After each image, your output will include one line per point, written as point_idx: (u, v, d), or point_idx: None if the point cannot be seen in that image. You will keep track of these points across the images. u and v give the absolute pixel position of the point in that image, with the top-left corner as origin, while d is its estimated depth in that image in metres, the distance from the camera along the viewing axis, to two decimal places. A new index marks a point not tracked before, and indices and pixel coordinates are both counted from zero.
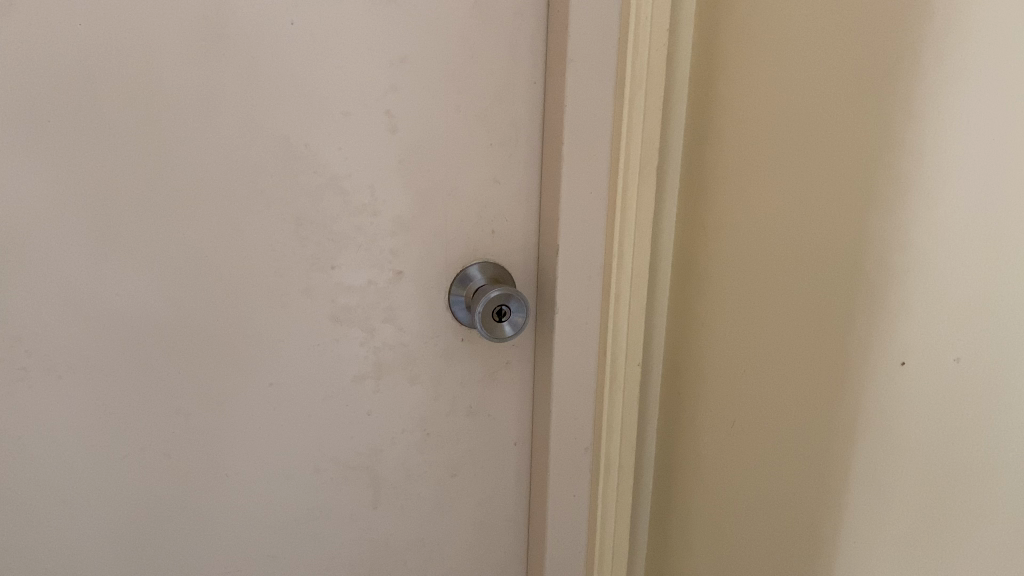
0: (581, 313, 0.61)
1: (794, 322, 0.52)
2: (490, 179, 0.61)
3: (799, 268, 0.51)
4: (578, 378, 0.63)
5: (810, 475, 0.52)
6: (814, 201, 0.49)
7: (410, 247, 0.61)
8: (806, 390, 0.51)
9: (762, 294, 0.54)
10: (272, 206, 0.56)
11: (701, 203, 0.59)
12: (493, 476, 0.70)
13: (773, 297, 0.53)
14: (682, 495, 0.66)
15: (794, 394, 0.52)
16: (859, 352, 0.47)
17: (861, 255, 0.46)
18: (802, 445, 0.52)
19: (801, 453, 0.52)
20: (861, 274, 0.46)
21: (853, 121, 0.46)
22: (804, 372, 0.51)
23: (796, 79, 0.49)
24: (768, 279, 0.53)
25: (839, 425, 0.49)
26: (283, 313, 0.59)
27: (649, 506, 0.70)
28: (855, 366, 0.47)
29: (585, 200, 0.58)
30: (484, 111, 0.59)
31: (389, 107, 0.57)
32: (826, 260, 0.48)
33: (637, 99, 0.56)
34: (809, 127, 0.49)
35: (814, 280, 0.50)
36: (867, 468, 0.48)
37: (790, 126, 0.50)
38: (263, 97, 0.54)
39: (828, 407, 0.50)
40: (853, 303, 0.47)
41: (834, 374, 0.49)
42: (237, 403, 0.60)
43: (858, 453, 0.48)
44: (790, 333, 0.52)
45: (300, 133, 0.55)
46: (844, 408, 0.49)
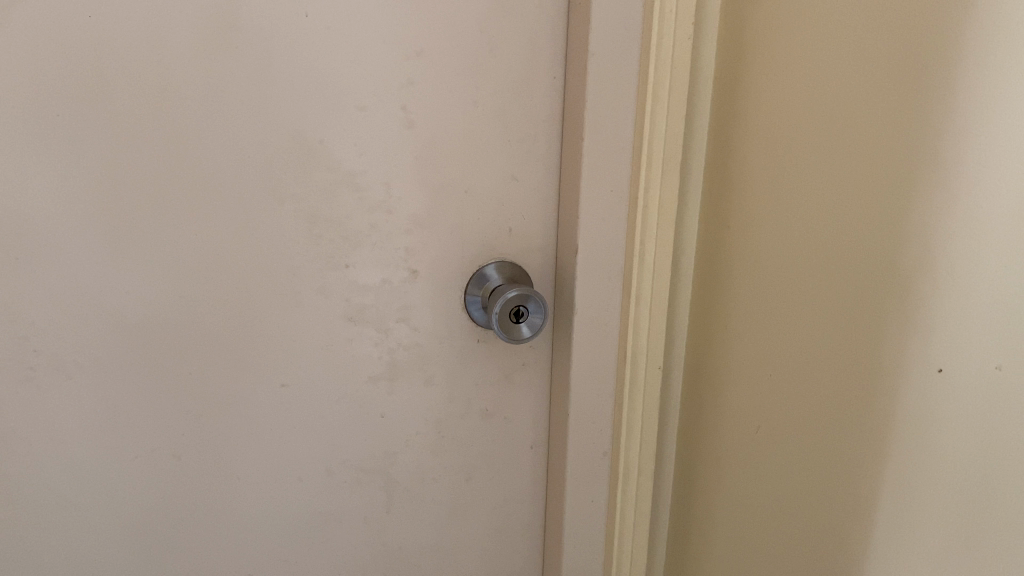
0: (601, 314, 0.60)
1: (822, 328, 0.50)
2: (508, 177, 0.59)
3: (827, 272, 0.49)
4: (596, 381, 0.62)
5: (838, 487, 0.50)
6: (844, 202, 0.47)
7: (426, 245, 0.59)
8: (834, 397, 0.49)
9: (789, 298, 0.52)
10: (285, 202, 0.55)
11: (725, 201, 0.57)
12: (510, 480, 0.68)
13: (800, 301, 0.51)
14: (703, 502, 0.64)
15: (821, 403, 0.51)
16: (893, 359, 0.45)
17: (894, 259, 0.44)
18: (830, 455, 0.50)
19: (829, 464, 0.50)
20: (894, 279, 0.44)
21: (887, 119, 0.44)
22: (832, 380, 0.49)
23: (826, 76, 0.47)
24: (795, 283, 0.51)
25: (872, 434, 0.47)
26: (296, 312, 0.58)
27: (669, 511, 0.69)
28: (887, 374, 0.46)
29: (605, 198, 0.57)
30: (503, 106, 0.57)
31: (404, 101, 0.55)
32: (857, 264, 0.47)
33: (660, 94, 0.54)
34: (839, 124, 0.47)
35: (843, 284, 0.48)
36: (900, 479, 0.46)
37: (819, 124, 0.48)
38: (276, 91, 0.52)
39: (858, 416, 0.48)
40: (886, 308, 0.45)
41: (864, 382, 0.47)
42: (248, 404, 0.59)
43: (890, 464, 0.46)
44: (818, 339, 0.50)
45: (313, 128, 0.54)
46: (876, 417, 0.47)
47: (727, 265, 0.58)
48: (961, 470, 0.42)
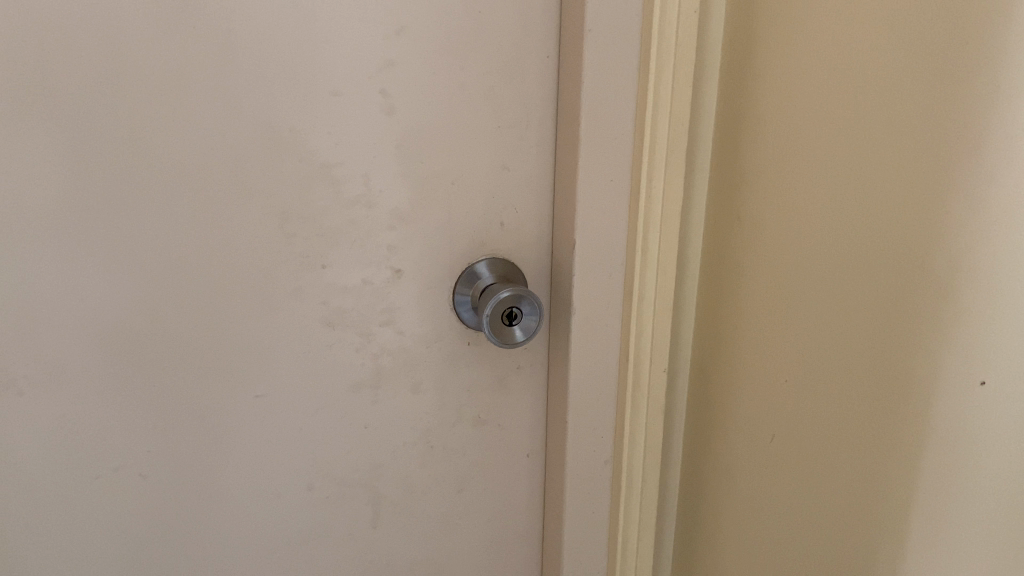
0: (601, 312, 0.56)
1: (842, 333, 0.45)
2: (498, 166, 0.55)
3: (848, 272, 0.44)
4: (596, 384, 0.58)
5: (862, 505, 0.46)
6: (867, 196, 0.42)
7: (410, 241, 0.54)
8: (855, 408, 0.45)
9: (806, 300, 0.47)
10: (254, 197, 0.50)
11: (734, 193, 0.53)
12: (505, 491, 0.63)
13: (817, 303, 0.47)
14: (712, 513, 0.60)
15: (841, 414, 0.46)
16: (926, 369, 0.41)
17: (925, 257, 0.40)
18: (852, 470, 0.46)
19: (851, 480, 0.46)
20: (925, 280, 0.40)
21: (918, 104, 0.39)
22: (854, 389, 0.45)
23: (848, 56, 0.42)
24: (812, 284, 0.47)
25: (902, 449, 0.43)
26: (270, 317, 0.53)
27: (676, 519, 0.64)
28: (916, 384, 0.41)
29: (604, 188, 0.52)
30: (491, 90, 0.53)
31: (383, 85, 0.50)
32: (882, 263, 0.42)
33: (664, 74, 0.49)
34: (863, 109, 0.42)
35: (868, 286, 0.43)
36: (934, 498, 0.42)
37: (839, 110, 0.43)
38: (242, 76, 0.47)
39: (884, 429, 0.44)
40: (916, 312, 0.41)
41: (891, 392, 0.43)
42: (220, 417, 0.54)
43: (923, 482, 0.42)
44: (838, 346, 0.46)
45: (283, 116, 0.49)
46: (904, 431, 0.42)
47: (736, 262, 0.53)
48: (1008, 492, 0.38)
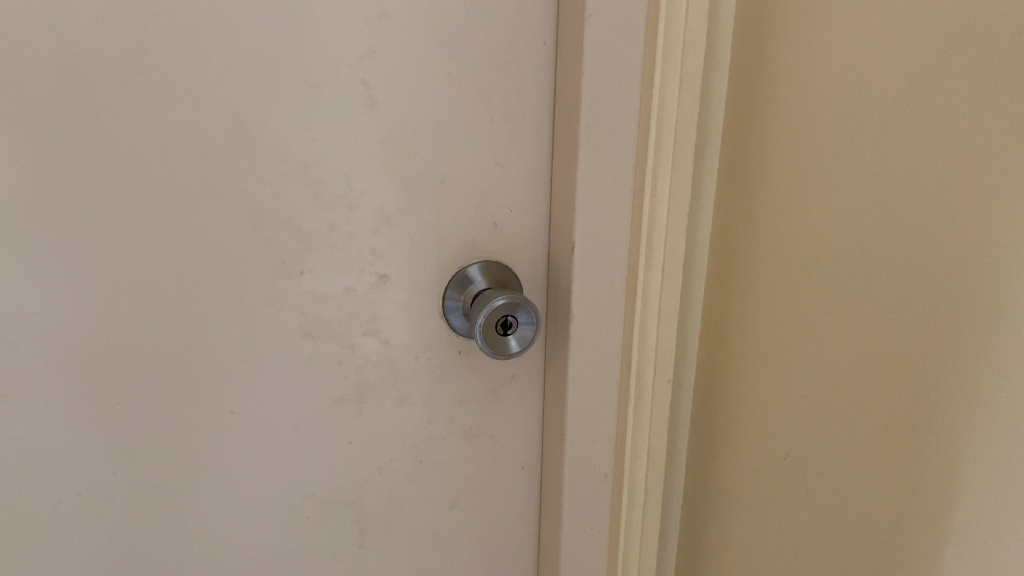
0: (602, 319, 0.52)
1: (866, 350, 0.42)
2: (491, 163, 0.51)
3: (879, 274, 0.40)
4: (596, 395, 0.54)
5: (893, 526, 0.42)
6: (903, 192, 0.38)
7: (396, 245, 0.50)
8: (884, 422, 0.41)
9: (829, 306, 0.44)
10: (226, 199, 0.46)
11: (745, 193, 0.49)
12: (499, 506, 0.60)
13: (843, 309, 0.43)
14: (717, 528, 0.57)
15: (868, 428, 0.42)
16: (963, 390, 0.37)
17: (971, 259, 0.36)
18: (881, 489, 0.42)
19: (880, 499, 0.43)
20: (969, 286, 0.36)
21: (960, 92, 0.35)
22: (878, 411, 0.42)
23: (880, 42, 0.39)
24: (838, 288, 0.43)
25: (935, 475, 0.39)
26: (244, 329, 0.49)
27: (678, 534, 0.61)
28: (954, 403, 0.38)
29: (606, 187, 0.49)
30: (482, 80, 0.48)
31: (365, 76, 0.46)
32: (921, 265, 0.38)
33: (671, 62, 0.46)
34: (898, 98, 0.38)
35: (897, 300, 0.40)
36: (971, 529, 0.38)
37: (870, 100, 0.39)
38: (211, 66, 0.43)
39: (918, 445, 0.40)
40: (958, 318, 0.37)
41: (926, 405, 0.39)
42: (191, 436, 0.50)
43: (959, 512, 0.39)
44: (860, 363, 0.42)
45: (255, 110, 0.44)
46: (940, 456, 0.39)
47: (747, 266, 0.49)
48: None
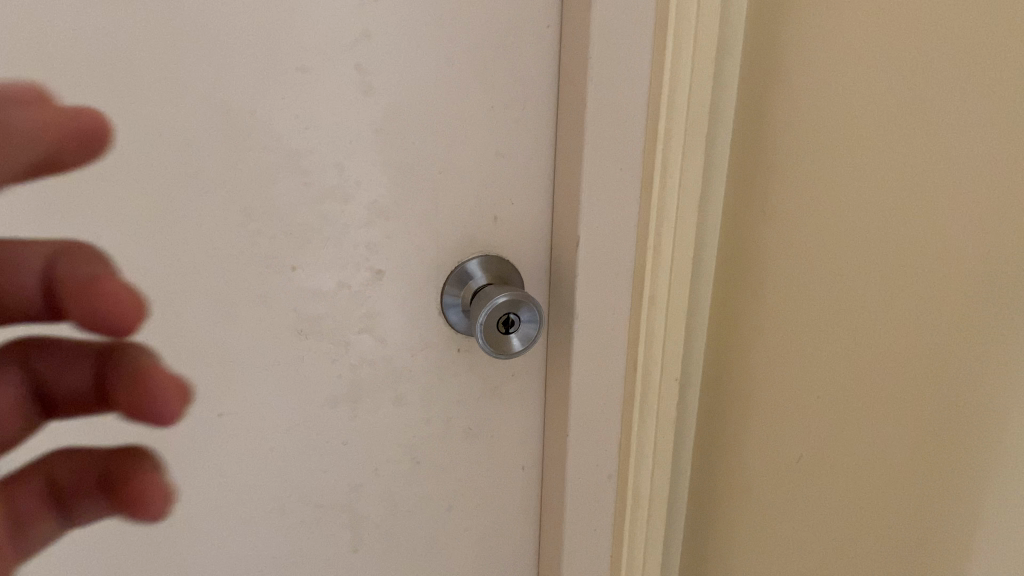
0: (607, 316, 0.50)
1: (889, 346, 0.40)
2: (491, 153, 0.48)
3: (916, 264, 0.38)
4: (600, 395, 0.52)
5: (929, 526, 0.40)
6: (943, 176, 0.37)
7: (392, 238, 0.48)
8: (918, 418, 0.40)
9: (860, 299, 0.42)
10: (211, 191, 0.43)
11: (758, 185, 0.47)
12: (498, 508, 0.58)
13: (874, 302, 0.41)
14: (724, 530, 0.55)
15: (900, 425, 0.41)
16: (992, 385, 0.36)
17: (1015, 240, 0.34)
18: (909, 487, 0.41)
19: (915, 499, 0.41)
20: (1001, 277, 0.34)
21: (1003, 70, 0.33)
22: (901, 409, 0.40)
23: (913, 22, 0.37)
24: (869, 280, 0.41)
25: (962, 474, 0.38)
26: (232, 328, 0.47)
27: (682, 536, 0.59)
28: (982, 400, 0.36)
29: (611, 177, 0.47)
30: (483, 65, 0.46)
31: (359, 60, 0.44)
32: (961, 253, 0.36)
33: (684, 47, 0.44)
34: (936, 80, 0.36)
35: (924, 295, 0.38)
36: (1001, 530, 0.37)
37: (904, 84, 0.38)
38: (198, 48, 0.41)
39: (955, 442, 0.38)
40: (1000, 305, 0.35)
41: (964, 396, 0.37)
42: (176, 440, 0.48)
43: (988, 511, 0.37)
44: (883, 359, 0.41)
45: (243, 95, 0.42)
46: (967, 454, 0.37)
47: (763, 261, 0.47)
48: None
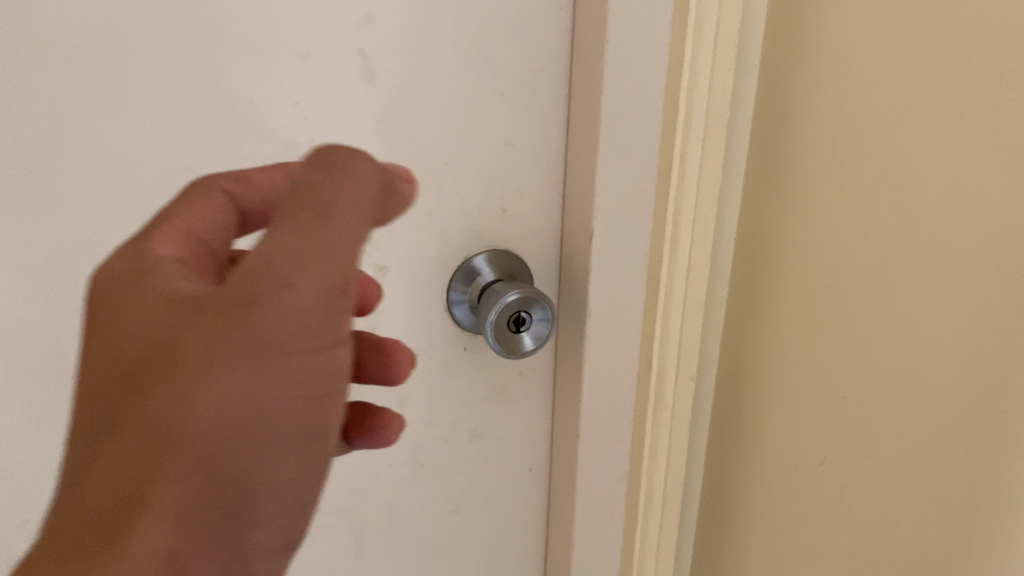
0: (620, 313, 0.48)
1: (919, 347, 0.38)
2: (500, 143, 0.46)
3: (944, 278, 0.36)
4: (612, 395, 0.50)
5: (944, 548, 0.39)
6: (976, 189, 0.34)
7: (396, 233, 0.46)
8: (946, 429, 0.38)
9: (889, 299, 0.39)
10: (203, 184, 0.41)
11: (779, 177, 0.45)
12: (505, 510, 0.56)
13: (900, 313, 0.39)
14: (738, 532, 0.53)
15: (921, 444, 0.39)
16: None
17: None
18: (938, 493, 0.39)
19: (931, 520, 0.39)
20: None
21: None
22: (932, 413, 0.38)
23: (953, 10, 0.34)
24: (896, 288, 0.39)
25: (995, 484, 0.35)
26: None
27: (694, 536, 0.58)
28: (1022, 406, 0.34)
29: (627, 168, 0.44)
30: (491, 50, 0.43)
31: (361, 45, 0.41)
32: (993, 268, 0.34)
33: (704, 31, 0.41)
34: (974, 65, 0.34)
35: (960, 294, 0.36)
36: None
37: (942, 73, 0.35)
38: (189, 33, 0.38)
39: (982, 456, 0.36)
40: None
41: (1000, 401, 0.35)
42: None
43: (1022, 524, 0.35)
44: (913, 360, 0.39)
45: (237, 82, 0.40)
46: (1001, 462, 0.35)
47: (783, 258, 0.45)
48: None
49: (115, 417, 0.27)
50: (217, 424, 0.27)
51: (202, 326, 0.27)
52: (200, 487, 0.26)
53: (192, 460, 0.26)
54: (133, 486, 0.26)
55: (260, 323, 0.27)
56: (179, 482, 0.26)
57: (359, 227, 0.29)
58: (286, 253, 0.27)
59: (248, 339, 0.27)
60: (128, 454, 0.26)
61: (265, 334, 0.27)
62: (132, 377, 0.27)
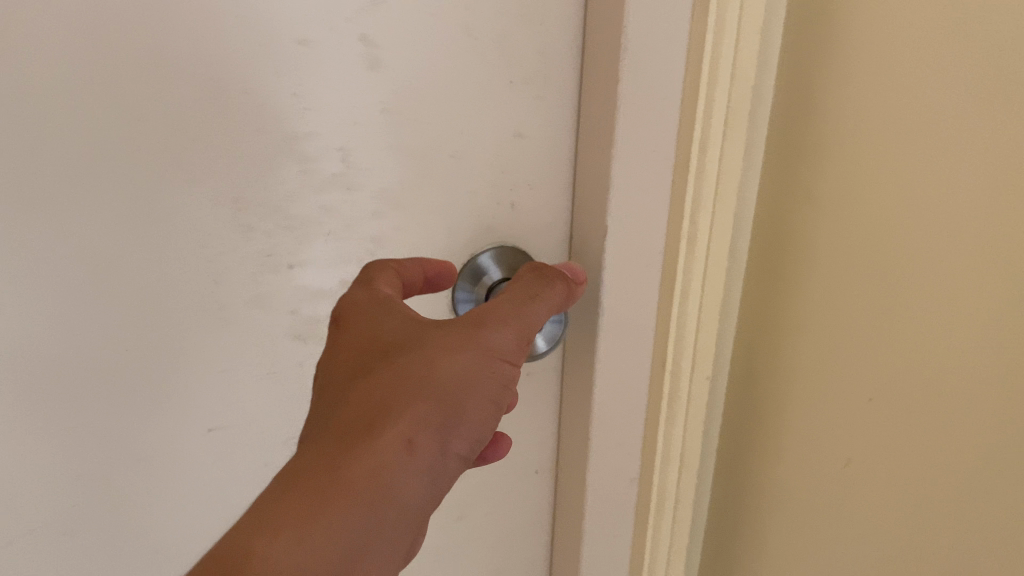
0: (635, 312, 0.46)
1: (960, 349, 0.38)
2: (510, 134, 0.43)
3: (971, 287, 0.37)
4: (625, 396, 0.48)
5: (962, 543, 0.40)
6: (1015, 199, 0.34)
7: (401, 231, 0.43)
8: (994, 427, 0.37)
9: (926, 300, 0.39)
10: (198, 183, 0.39)
11: (799, 168, 0.43)
12: (512, 513, 0.54)
13: (922, 319, 0.39)
14: (752, 526, 0.52)
15: (942, 445, 0.40)
16: None
17: None
18: (983, 489, 0.38)
19: (950, 516, 0.40)
20: None
21: None
22: (977, 413, 0.38)
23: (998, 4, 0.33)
24: (933, 290, 0.38)
25: None
26: (224, 333, 0.42)
27: (703, 529, 0.57)
28: None
29: (644, 161, 0.42)
30: (502, 35, 0.41)
31: (365, 30, 0.38)
32: None
33: (728, 17, 0.39)
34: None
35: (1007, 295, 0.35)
36: None
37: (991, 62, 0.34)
38: (179, 21, 0.35)
39: None
40: None
41: None
42: (164, 457, 0.44)
43: None
44: (954, 362, 0.38)
45: (232, 71, 0.37)
46: None
47: (799, 252, 0.44)
48: None
49: (351, 373, 0.33)
50: (461, 384, 0.32)
51: (457, 326, 0.34)
52: (422, 415, 0.31)
53: (415, 395, 0.31)
54: (371, 411, 0.31)
55: (489, 331, 0.34)
56: (415, 407, 0.31)
57: (549, 299, 0.37)
58: (510, 307, 0.35)
59: (490, 339, 0.34)
60: (362, 393, 0.31)
61: (496, 342, 0.34)
62: (383, 350, 0.33)
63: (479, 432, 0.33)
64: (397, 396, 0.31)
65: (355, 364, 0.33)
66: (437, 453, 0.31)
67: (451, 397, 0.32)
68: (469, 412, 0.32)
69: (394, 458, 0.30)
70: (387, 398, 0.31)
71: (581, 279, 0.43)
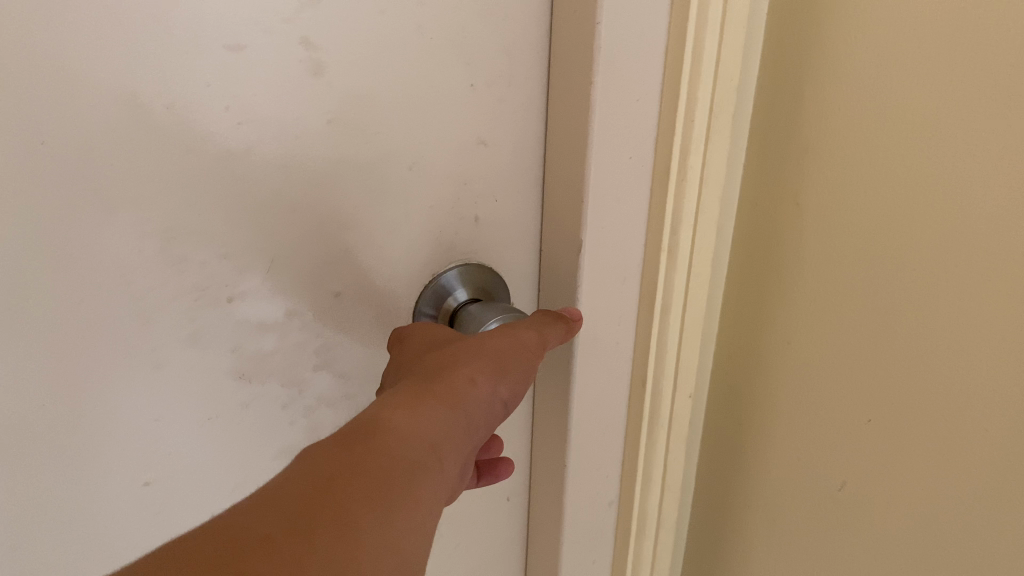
0: (612, 332, 0.42)
1: (942, 364, 0.36)
2: (472, 141, 0.39)
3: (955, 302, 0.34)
4: (601, 419, 0.45)
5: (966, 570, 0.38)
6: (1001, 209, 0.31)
7: (353, 253, 0.39)
8: (986, 449, 0.35)
9: (908, 314, 0.36)
10: (118, 211, 0.34)
11: (789, 173, 0.40)
12: (484, 539, 0.51)
13: (908, 337, 0.37)
14: (738, 535, 0.50)
15: (942, 467, 0.37)
16: None
17: None
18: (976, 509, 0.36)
19: (960, 540, 0.38)
20: None
21: None
22: (965, 434, 0.36)
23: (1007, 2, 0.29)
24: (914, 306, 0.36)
25: None
26: (155, 379, 0.37)
27: (686, 533, 0.55)
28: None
29: (621, 171, 0.38)
30: (459, 33, 0.36)
31: (303, 32, 0.33)
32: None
33: (710, 12, 0.35)
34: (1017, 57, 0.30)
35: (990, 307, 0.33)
36: None
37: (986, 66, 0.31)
38: (82, 33, 0.30)
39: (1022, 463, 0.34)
40: None
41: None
42: (93, 516, 0.40)
43: None
44: (933, 377, 0.36)
45: (153, 82, 0.32)
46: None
47: (784, 263, 0.41)
48: None
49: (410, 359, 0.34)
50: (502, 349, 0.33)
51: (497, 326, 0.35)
52: (478, 364, 0.32)
53: (469, 355, 0.32)
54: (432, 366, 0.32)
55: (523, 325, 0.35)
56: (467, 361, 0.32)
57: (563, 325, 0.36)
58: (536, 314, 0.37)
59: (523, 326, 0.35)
60: (426, 363, 0.33)
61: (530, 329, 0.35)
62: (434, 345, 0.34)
63: (519, 392, 0.33)
64: (454, 357, 0.32)
65: (417, 352, 0.34)
66: (494, 398, 0.32)
67: (500, 351, 0.33)
68: (514, 366, 0.33)
69: (461, 392, 0.30)
70: (446, 358, 0.32)
71: (578, 320, 0.38)
